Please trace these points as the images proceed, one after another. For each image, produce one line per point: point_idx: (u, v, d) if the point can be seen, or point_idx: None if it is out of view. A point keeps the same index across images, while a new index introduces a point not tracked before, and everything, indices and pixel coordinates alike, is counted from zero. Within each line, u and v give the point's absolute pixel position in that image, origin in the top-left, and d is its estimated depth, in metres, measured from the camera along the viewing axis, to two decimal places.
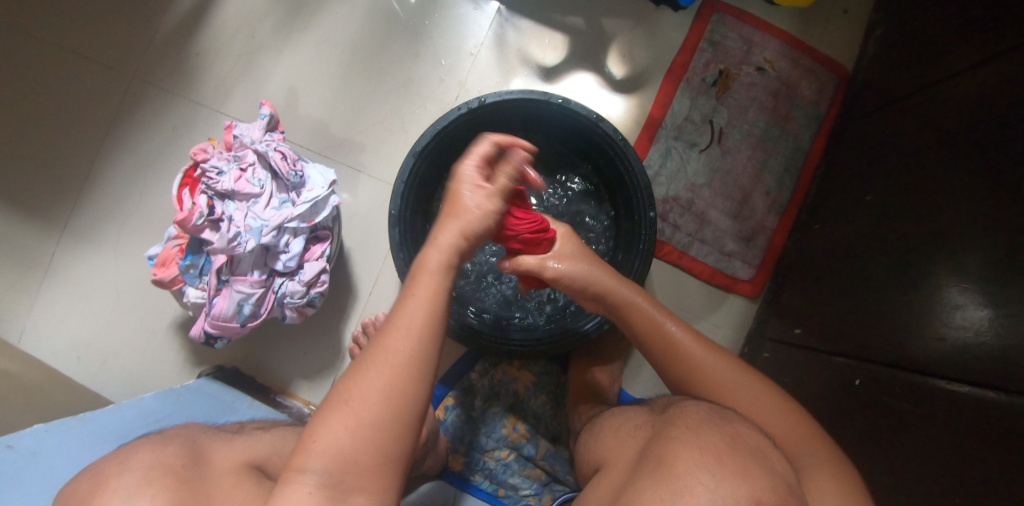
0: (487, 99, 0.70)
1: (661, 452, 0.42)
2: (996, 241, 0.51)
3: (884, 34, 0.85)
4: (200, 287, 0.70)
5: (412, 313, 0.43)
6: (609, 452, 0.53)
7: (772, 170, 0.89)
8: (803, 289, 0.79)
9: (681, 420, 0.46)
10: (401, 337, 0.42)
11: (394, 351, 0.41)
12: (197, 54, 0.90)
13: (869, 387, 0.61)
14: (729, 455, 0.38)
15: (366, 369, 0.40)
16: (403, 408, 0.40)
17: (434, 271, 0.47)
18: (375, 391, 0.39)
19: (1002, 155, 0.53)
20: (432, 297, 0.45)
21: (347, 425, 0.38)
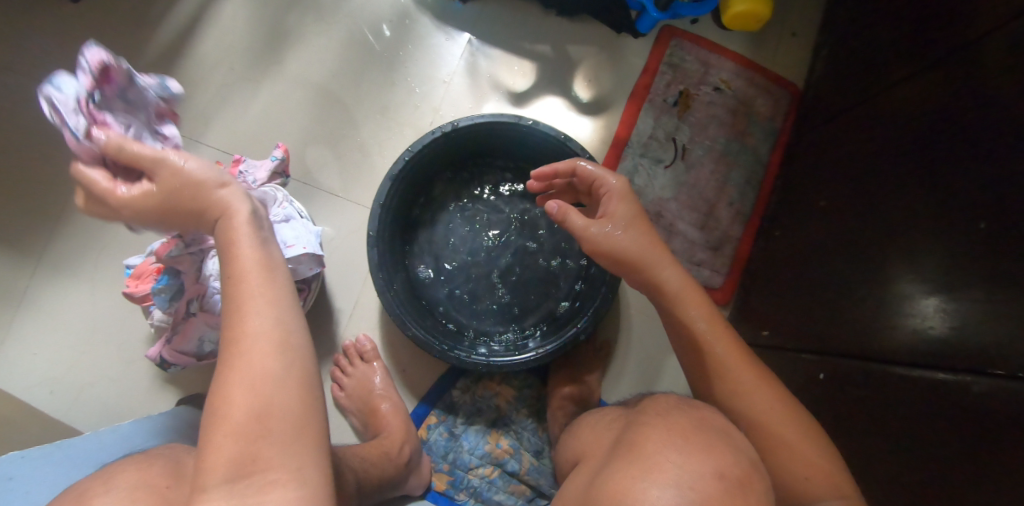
0: (460, 123, 0.74)
1: (635, 439, 0.45)
2: (933, 231, 0.54)
3: (829, 55, 0.92)
4: (167, 311, 0.70)
5: (253, 321, 0.39)
6: (587, 448, 0.56)
7: (734, 182, 0.94)
8: (768, 293, 0.82)
9: (653, 411, 0.52)
10: (256, 347, 0.38)
11: (248, 357, 0.37)
12: (177, 86, 0.93)
13: (833, 380, 0.64)
14: (694, 436, 0.43)
15: (232, 378, 0.37)
16: (281, 411, 0.36)
17: (258, 255, 0.42)
18: (263, 383, 0.37)
19: (935, 149, 0.57)
20: (269, 294, 0.41)
21: (231, 434, 0.35)
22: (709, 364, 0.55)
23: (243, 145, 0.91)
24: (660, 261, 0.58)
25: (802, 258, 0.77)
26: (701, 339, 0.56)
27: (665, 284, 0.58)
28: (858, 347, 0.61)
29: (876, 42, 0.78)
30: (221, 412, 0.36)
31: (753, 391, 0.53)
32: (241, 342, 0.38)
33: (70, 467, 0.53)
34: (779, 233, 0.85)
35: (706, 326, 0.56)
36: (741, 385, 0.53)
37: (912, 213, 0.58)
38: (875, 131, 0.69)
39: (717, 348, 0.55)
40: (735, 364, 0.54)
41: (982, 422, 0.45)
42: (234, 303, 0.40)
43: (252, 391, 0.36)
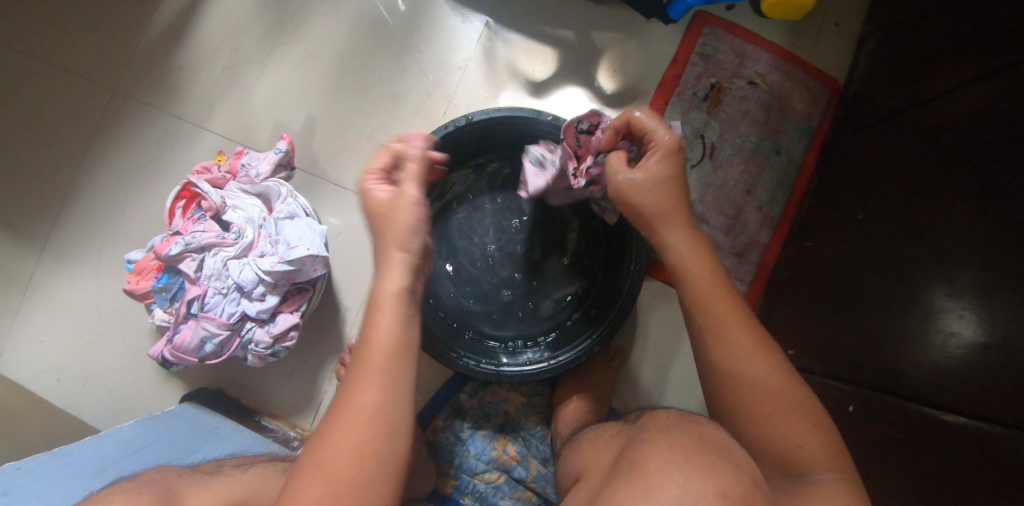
0: (474, 118, 0.69)
1: (635, 456, 0.40)
2: (984, 261, 0.51)
3: (876, 48, 0.85)
4: (169, 310, 0.68)
5: (371, 374, 0.43)
6: (585, 463, 0.50)
7: (764, 185, 0.88)
8: (796, 306, 0.78)
9: (651, 426, 0.45)
10: (368, 391, 0.42)
11: (355, 416, 0.41)
12: (180, 68, 0.89)
13: (862, 413, 0.60)
14: (698, 453, 0.38)
15: (336, 429, 0.41)
16: (366, 476, 0.40)
17: (391, 306, 0.46)
18: (355, 445, 0.40)
19: (992, 171, 0.53)
20: (389, 359, 0.43)
21: (323, 488, 0.39)
22: (709, 324, 0.50)
23: (248, 132, 0.87)
24: (675, 223, 0.54)
25: (834, 274, 0.72)
26: (707, 305, 0.51)
27: (671, 247, 0.54)
28: (889, 379, 0.58)
29: (925, 40, 0.72)
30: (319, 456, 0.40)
31: (751, 355, 0.49)
32: (355, 399, 0.42)
33: (72, 476, 0.52)
34: (811, 243, 0.80)
35: (717, 290, 0.51)
36: (735, 351, 0.49)
37: (960, 235, 0.54)
38: (919, 141, 0.65)
39: (720, 309, 0.50)
40: (738, 330, 0.50)
41: (999, 474, 0.45)
42: (361, 359, 0.44)
43: (349, 450, 0.40)
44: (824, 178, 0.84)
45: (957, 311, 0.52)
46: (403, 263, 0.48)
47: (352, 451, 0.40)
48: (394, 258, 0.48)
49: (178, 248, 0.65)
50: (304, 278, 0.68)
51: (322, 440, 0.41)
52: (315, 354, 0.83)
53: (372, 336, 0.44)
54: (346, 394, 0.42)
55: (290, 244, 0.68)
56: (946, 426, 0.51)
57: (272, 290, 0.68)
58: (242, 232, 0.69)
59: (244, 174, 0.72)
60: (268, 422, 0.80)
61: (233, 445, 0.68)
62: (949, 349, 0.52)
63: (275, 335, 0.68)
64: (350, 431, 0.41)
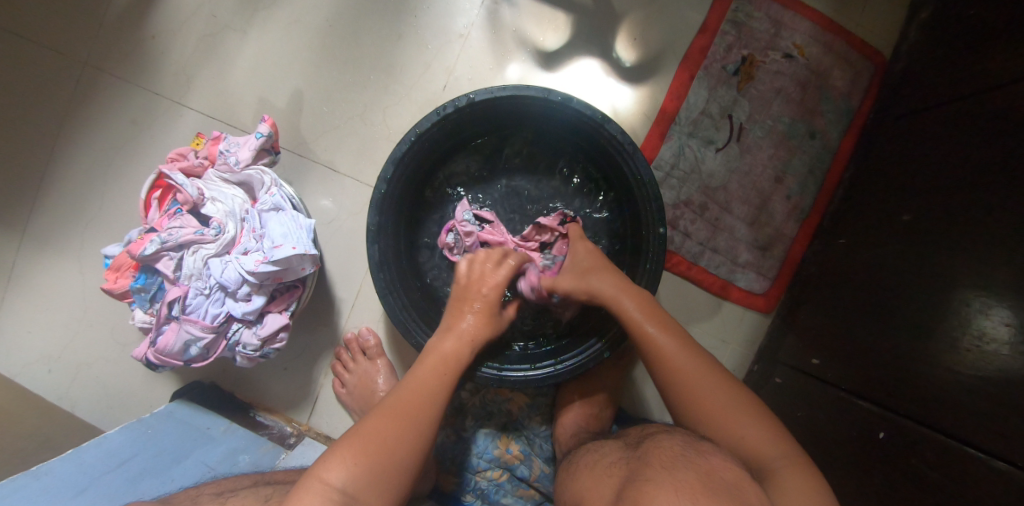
0: (476, 97, 0.61)
1: (635, 497, 0.36)
2: None
3: (932, 18, 0.74)
4: (150, 310, 0.64)
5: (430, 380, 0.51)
6: (583, 492, 0.46)
7: (795, 171, 0.80)
8: (824, 307, 0.72)
9: (655, 458, 0.41)
10: (424, 399, 0.50)
11: (413, 402, 0.49)
12: (153, 37, 0.80)
13: (893, 442, 0.55)
14: (706, 495, 0.34)
15: (391, 413, 0.48)
16: (401, 457, 0.46)
17: (458, 353, 0.54)
18: (405, 436, 0.47)
19: None
20: (446, 368, 0.53)
21: (364, 462, 0.45)
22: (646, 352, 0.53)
23: (231, 109, 0.80)
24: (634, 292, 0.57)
25: (870, 280, 0.65)
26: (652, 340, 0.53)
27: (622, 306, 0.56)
28: (926, 406, 0.53)
29: (984, 18, 0.64)
30: (366, 431, 0.47)
31: (699, 379, 0.50)
32: (415, 403, 0.49)
33: (50, 499, 0.49)
34: (845, 239, 0.73)
35: (645, 313, 0.55)
36: (685, 371, 0.51)
37: (1022, 252, 0.48)
38: (978, 135, 0.57)
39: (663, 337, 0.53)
40: (682, 354, 0.52)
41: None
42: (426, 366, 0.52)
43: (387, 442, 0.46)
44: (862, 166, 0.76)
45: (999, 328, 0.48)
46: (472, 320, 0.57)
47: (401, 440, 0.47)
48: (467, 318, 0.57)
49: (154, 247, 0.60)
50: (292, 277, 0.63)
51: (375, 421, 0.48)
52: (310, 349, 0.79)
53: (441, 355, 0.53)
54: (405, 392, 0.50)
55: (274, 242, 0.62)
56: (992, 474, 0.46)
57: (258, 291, 0.63)
58: (223, 227, 0.63)
59: (222, 161, 0.65)
60: (264, 418, 0.77)
61: (224, 448, 0.66)
62: (999, 381, 0.47)
63: (263, 337, 0.64)
64: (404, 424, 0.48)
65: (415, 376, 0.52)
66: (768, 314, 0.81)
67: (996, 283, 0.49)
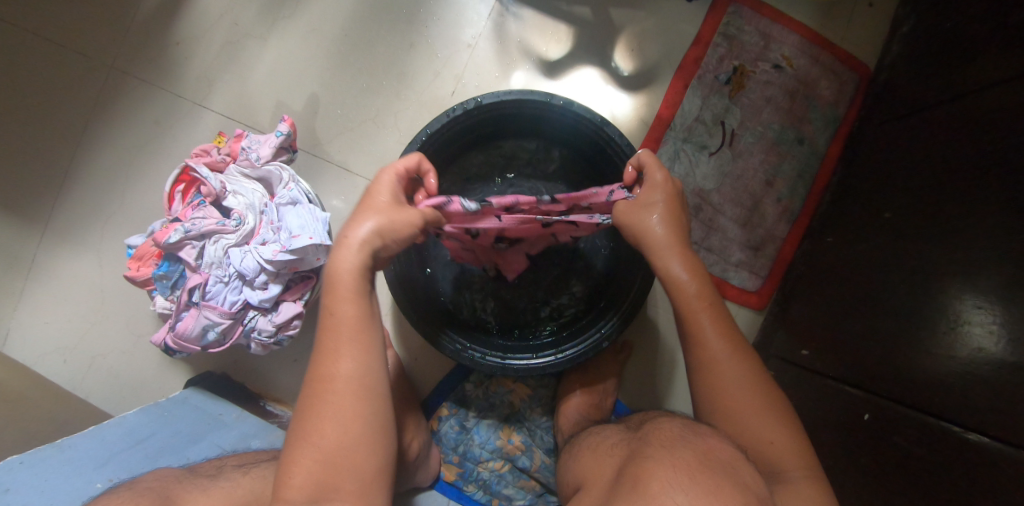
0: (484, 100, 0.66)
1: (637, 473, 0.38)
2: (1005, 265, 0.50)
3: (912, 33, 0.80)
4: (170, 297, 0.67)
5: (338, 341, 0.46)
6: (585, 472, 0.49)
7: (785, 175, 0.84)
8: (812, 303, 0.75)
9: (655, 438, 0.44)
10: (340, 361, 0.45)
11: (335, 378, 0.44)
12: (177, 43, 0.85)
13: (878, 423, 0.58)
14: (703, 473, 0.36)
15: (319, 405, 0.44)
16: (348, 442, 0.43)
17: (350, 275, 0.47)
18: (342, 419, 0.44)
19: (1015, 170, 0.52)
20: (356, 326, 0.46)
21: (314, 458, 0.43)
22: (696, 339, 0.52)
23: (249, 111, 0.84)
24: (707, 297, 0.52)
25: (856, 275, 0.69)
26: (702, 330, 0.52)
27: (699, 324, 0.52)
28: (908, 389, 0.56)
29: (957, 34, 0.69)
30: (304, 437, 0.44)
31: (738, 371, 0.51)
32: (334, 371, 0.45)
33: (76, 471, 0.52)
34: (832, 238, 0.77)
35: (720, 333, 0.51)
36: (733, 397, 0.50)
37: (995, 243, 0.51)
38: (955, 137, 0.61)
39: (714, 328, 0.51)
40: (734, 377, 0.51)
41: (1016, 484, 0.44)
42: (328, 327, 0.46)
43: (331, 435, 0.43)
44: (848, 171, 0.81)
45: (974, 313, 0.51)
46: (370, 233, 0.48)
47: (340, 416, 0.44)
48: (357, 233, 0.48)
49: (178, 235, 0.63)
50: (307, 267, 0.67)
51: (307, 410, 0.44)
52: (319, 342, 0.82)
53: (337, 296, 0.47)
54: (320, 364, 0.45)
55: (292, 233, 0.65)
56: (971, 449, 0.48)
57: (274, 279, 0.66)
58: (243, 219, 0.67)
59: (244, 157, 0.69)
60: (272, 407, 0.80)
61: (237, 432, 0.68)
62: (978, 362, 0.49)
63: (278, 324, 0.67)
64: (335, 400, 0.44)
65: (325, 351, 0.46)
66: (761, 311, 0.84)
67: (975, 272, 0.52)
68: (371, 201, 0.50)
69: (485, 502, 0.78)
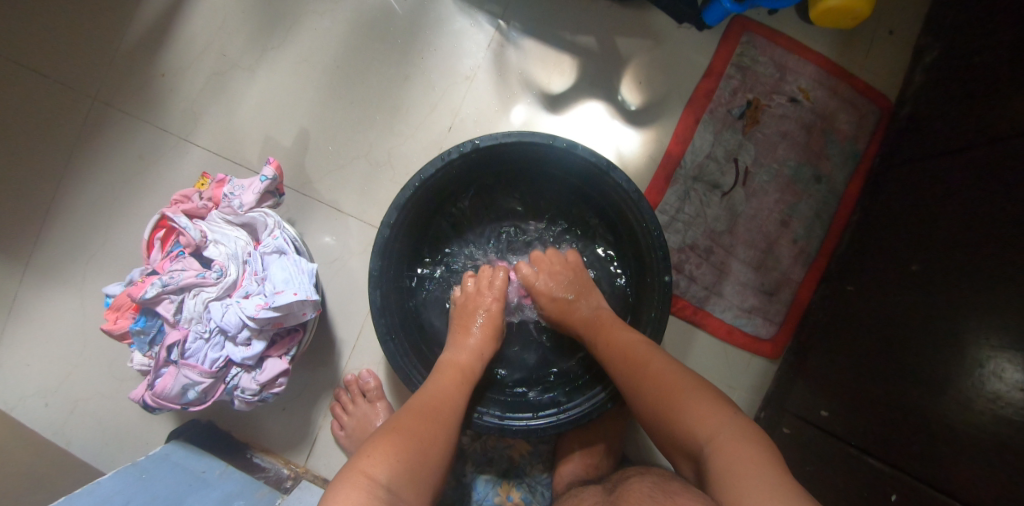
0: (482, 143, 0.62)
1: None
2: None
3: (938, 64, 0.75)
4: (148, 353, 0.63)
5: (451, 383, 0.57)
6: None
7: (802, 216, 0.79)
8: (831, 357, 0.70)
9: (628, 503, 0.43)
10: (451, 396, 0.55)
11: (443, 403, 0.53)
12: (163, 74, 0.81)
13: (904, 503, 0.54)
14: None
15: (425, 415, 0.51)
16: (426, 456, 0.48)
17: (469, 363, 0.61)
18: (441, 435, 0.51)
19: None
20: (465, 382, 0.58)
21: (410, 450, 0.47)
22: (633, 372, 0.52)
23: (238, 146, 0.80)
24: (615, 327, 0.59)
25: (880, 331, 0.64)
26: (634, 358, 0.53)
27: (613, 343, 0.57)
28: (934, 467, 0.52)
29: (987, 69, 0.64)
30: (403, 433, 0.48)
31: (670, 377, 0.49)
32: (444, 397, 0.54)
33: None
34: (853, 287, 0.72)
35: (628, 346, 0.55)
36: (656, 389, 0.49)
37: (999, 295, 0.51)
38: (986, 187, 0.57)
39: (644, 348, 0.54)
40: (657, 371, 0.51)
41: None
42: (443, 370, 0.59)
43: (411, 439, 0.48)
44: (869, 213, 0.76)
45: (1007, 391, 0.47)
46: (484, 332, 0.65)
47: (439, 429, 0.51)
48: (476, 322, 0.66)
49: (154, 291, 0.59)
50: (293, 322, 0.63)
51: (410, 415, 0.51)
52: (310, 389, 0.78)
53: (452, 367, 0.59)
54: (431, 391, 0.55)
55: (276, 287, 0.62)
56: None
57: (258, 335, 0.62)
58: (225, 270, 0.63)
59: (226, 204, 0.65)
60: (260, 459, 0.76)
61: (220, 493, 0.64)
62: (990, 417, 0.48)
63: (262, 382, 0.63)
64: (442, 415, 0.52)
65: (432, 389, 0.55)
66: (776, 360, 0.80)
67: (976, 324, 0.52)
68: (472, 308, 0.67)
69: None
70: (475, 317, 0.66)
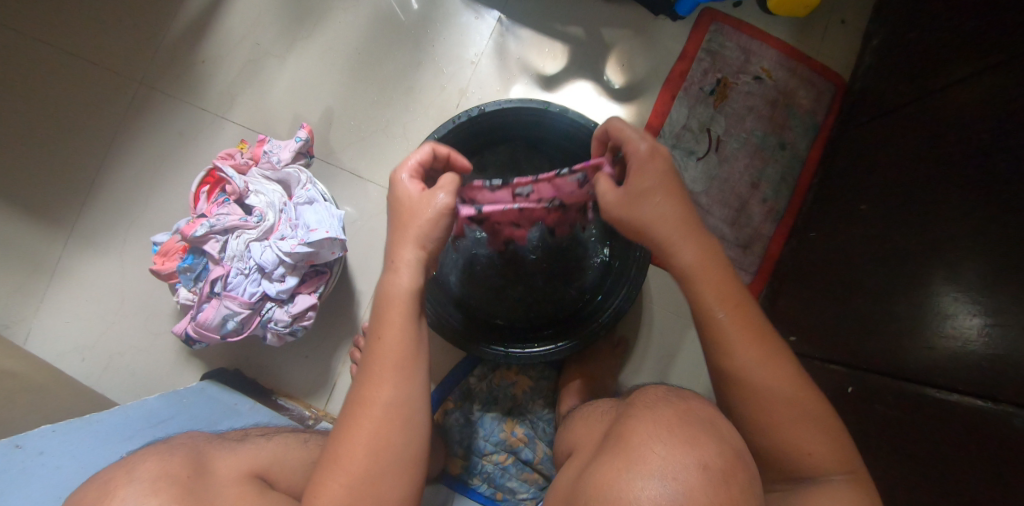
0: (487, 108, 0.72)
1: (621, 431, 0.41)
2: (983, 243, 0.53)
3: (881, 46, 0.87)
4: (193, 289, 0.71)
5: (382, 361, 0.47)
6: (575, 439, 0.52)
7: (769, 178, 0.90)
8: (799, 296, 0.80)
9: (639, 402, 0.46)
10: (382, 385, 0.46)
11: (374, 411, 0.46)
12: (203, 62, 0.92)
13: (860, 393, 0.63)
14: (681, 426, 0.39)
15: (355, 428, 0.45)
16: (379, 478, 0.44)
17: (401, 305, 0.49)
18: (375, 449, 0.45)
19: (987, 158, 0.56)
20: (398, 353, 0.47)
21: (341, 481, 0.43)
22: (710, 332, 0.49)
23: (268, 123, 0.90)
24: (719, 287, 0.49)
25: (840, 266, 0.73)
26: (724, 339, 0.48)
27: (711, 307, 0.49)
28: (888, 362, 0.60)
29: (924, 42, 0.75)
30: (336, 465, 0.44)
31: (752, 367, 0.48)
32: (375, 390, 0.46)
33: (100, 445, 0.54)
34: (815, 234, 0.82)
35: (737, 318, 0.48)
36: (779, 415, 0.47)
37: (955, 228, 0.57)
38: (932, 136, 0.65)
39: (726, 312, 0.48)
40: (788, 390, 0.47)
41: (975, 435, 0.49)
42: (376, 343, 0.48)
43: (348, 473, 0.44)
44: (827, 172, 0.86)
45: (956, 291, 0.54)
46: (414, 257, 0.50)
47: (373, 442, 0.45)
48: (404, 257, 0.50)
49: (204, 229, 0.68)
50: (323, 261, 0.71)
51: (343, 435, 0.45)
52: (330, 337, 0.86)
53: (385, 322, 0.48)
54: (364, 383, 0.47)
55: (309, 228, 0.70)
56: (941, 391, 0.54)
57: (292, 272, 0.70)
58: (264, 216, 0.71)
59: (266, 160, 0.76)
60: (284, 402, 0.83)
61: (251, 420, 0.70)
62: (970, 361, 0.51)
63: (294, 315, 0.70)
64: (374, 423, 0.45)
65: (371, 377, 0.47)
66: None
67: (957, 270, 0.55)
68: (409, 209, 0.52)
69: (490, 495, 0.79)
70: (403, 228, 0.51)
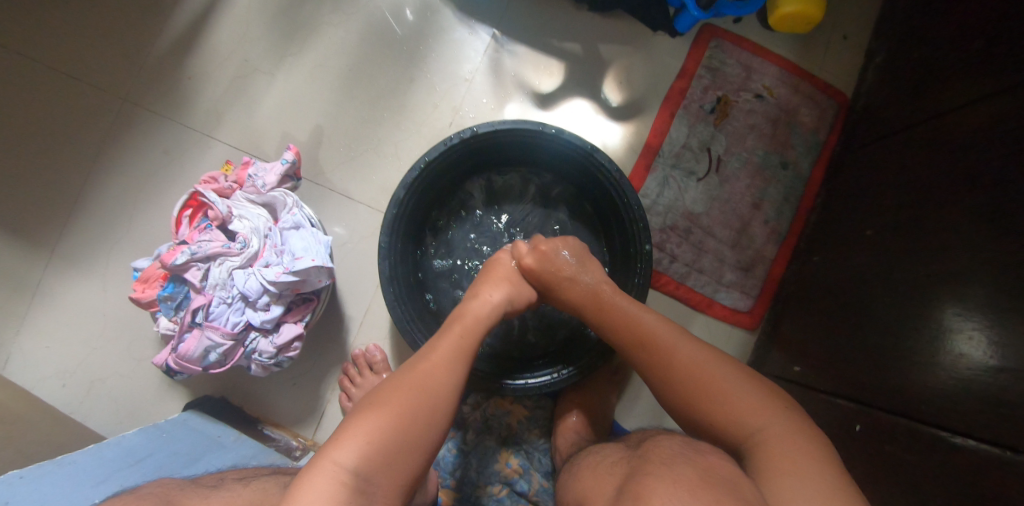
0: (480, 129, 0.69)
1: (637, 489, 0.38)
2: (999, 275, 0.51)
3: (886, 63, 0.84)
4: (174, 318, 0.69)
5: (443, 349, 0.51)
6: (585, 492, 0.48)
7: (771, 199, 0.87)
8: (803, 321, 0.77)
9: (655, 456, 0.43)
10: (435, 366, 0.49)
11: (431, 374, 0.48)
12: (189, 78, 0.89)
13: (870, 433, 0.60)
14: (704, 489, 0.36)
15: (406, 383, 0.47)
16: (418, 434, 0.44)
17: (473, 318, 0.56)
18: (420, 411, 0.45)
19: (1002, 184, 0.53)
20: (463, 348, 0.52)
21: (382, 427, 0.43)
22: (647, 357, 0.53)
23: (256, 142, 0.88)
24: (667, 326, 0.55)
25: (847, 293, 0.70)
26: (653, 339, 0.54)
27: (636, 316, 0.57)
28: (898, 396, 0.58)
29: (930, 60, 0.73)
30: (382, 407, 0.45)
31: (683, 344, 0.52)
32: (435, 367, 0.49)
33: (72, 488, 0.51)
34: (819, 258, 0.80)
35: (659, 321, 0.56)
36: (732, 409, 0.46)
37: (966, 255, 0.55)
38: (940, 160, 0.62)
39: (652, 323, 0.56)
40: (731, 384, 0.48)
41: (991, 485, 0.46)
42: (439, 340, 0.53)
43: (394, 417, 0.44)
44: (832, 193, 0.84)
45: (971, 321, 0.52)
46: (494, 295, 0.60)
47: (420, 405, 0.46)
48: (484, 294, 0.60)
49: (185, 257, 0.66)
50: (309, 289, 0.68)
51: (393, 389, 0.47)
52: (319, 364, 0.83)
53: (455, 325, 0.55)
54: (420, 361, 0.50)
55: (295, 255, 0.68)
56: (958, 437, 0.50)
57: (277, 300, 0.68)
58: (248, 242, 0.69)
59: (250, 184, 0.73)
60: (270, 431, 0.79)
61: (235, 454, 0.67)
62: (985, 402, 0.49)
63: (279, 346, 0.68)
64: (422, 389, 0.47)
65: (429, 356, 0.50)
66: (754, 331, 0.86)
67: (969, 302, 0.52)
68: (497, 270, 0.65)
69: None
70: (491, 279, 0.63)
